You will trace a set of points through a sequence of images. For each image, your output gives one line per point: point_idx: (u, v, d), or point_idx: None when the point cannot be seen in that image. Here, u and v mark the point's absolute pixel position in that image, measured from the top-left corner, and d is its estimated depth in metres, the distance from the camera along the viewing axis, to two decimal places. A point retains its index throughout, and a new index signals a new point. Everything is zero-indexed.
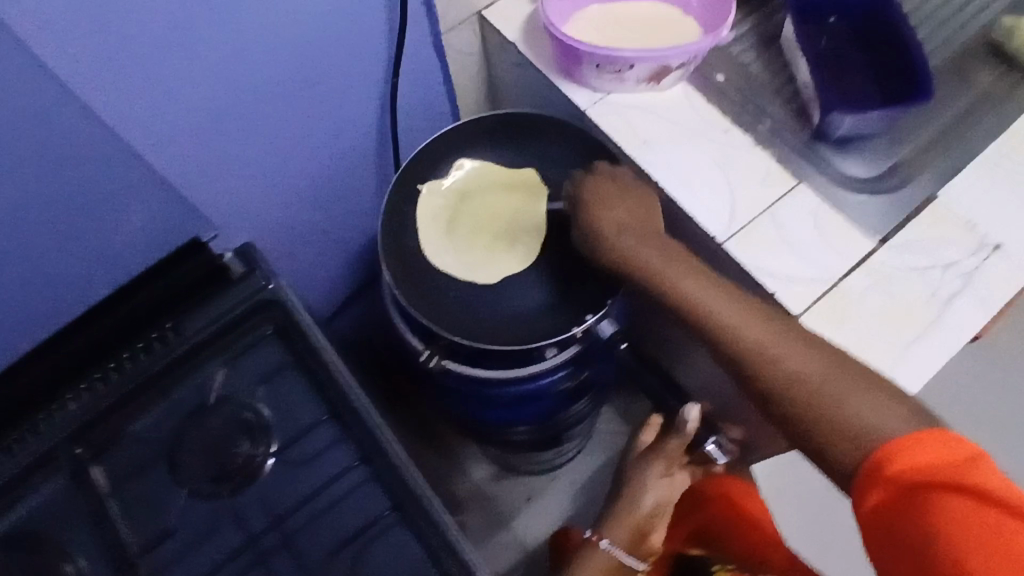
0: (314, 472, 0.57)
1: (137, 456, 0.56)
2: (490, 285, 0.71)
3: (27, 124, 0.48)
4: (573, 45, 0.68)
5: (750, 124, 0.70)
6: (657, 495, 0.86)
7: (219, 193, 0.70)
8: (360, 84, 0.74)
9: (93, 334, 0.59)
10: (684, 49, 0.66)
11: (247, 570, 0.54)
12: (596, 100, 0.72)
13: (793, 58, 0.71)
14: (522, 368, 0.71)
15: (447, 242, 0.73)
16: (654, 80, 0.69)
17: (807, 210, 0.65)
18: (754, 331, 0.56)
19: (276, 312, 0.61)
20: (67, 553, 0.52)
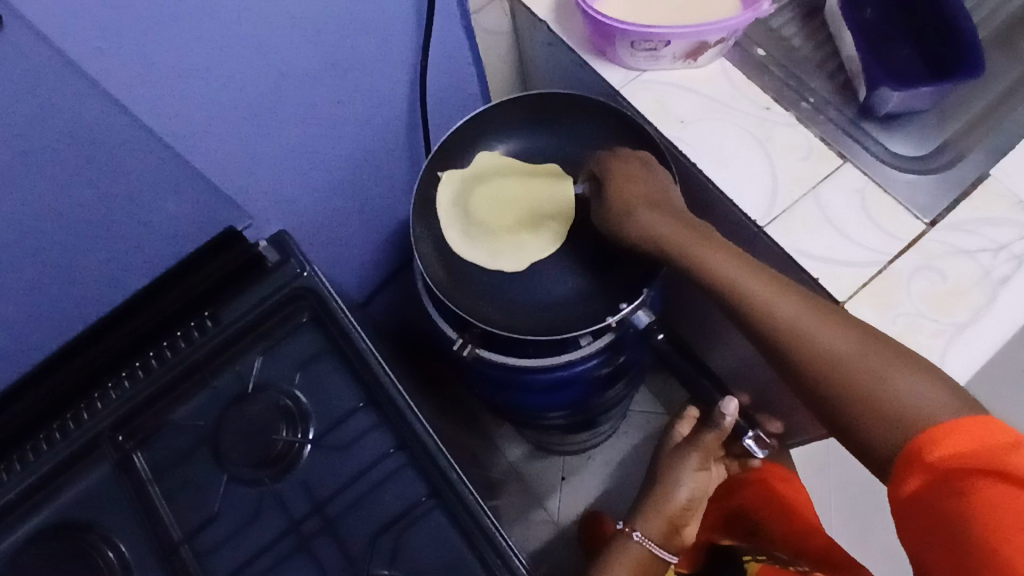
0: (353, 458, 0.62)
1: (181, 443, 0.63)
2: (518, 272, 0.79)
3: (68, 126, 0.53)
4: (608, 25, 0.71)
5: (793, 100, 0.73)
6: (692, 489, 0.80)
7: (260, 182, 0.76)
8: (386, 67, 0.78)
9: (138, 326, 0.67)
10: (721, 27, 0.69)
11: (291, 553, 0.60)
12: (630, 78, 0.77)
13: (839, 33, 0.76)
14: (555, 358, 0.76)
15: (473, 230, 0.80)
16: (690, 58, 0.73)
17: (852, 190, 0.68)
18: (800, 317, 0.57)
19: (309, 300, 0.66)
20: (110, 539, 0.60)
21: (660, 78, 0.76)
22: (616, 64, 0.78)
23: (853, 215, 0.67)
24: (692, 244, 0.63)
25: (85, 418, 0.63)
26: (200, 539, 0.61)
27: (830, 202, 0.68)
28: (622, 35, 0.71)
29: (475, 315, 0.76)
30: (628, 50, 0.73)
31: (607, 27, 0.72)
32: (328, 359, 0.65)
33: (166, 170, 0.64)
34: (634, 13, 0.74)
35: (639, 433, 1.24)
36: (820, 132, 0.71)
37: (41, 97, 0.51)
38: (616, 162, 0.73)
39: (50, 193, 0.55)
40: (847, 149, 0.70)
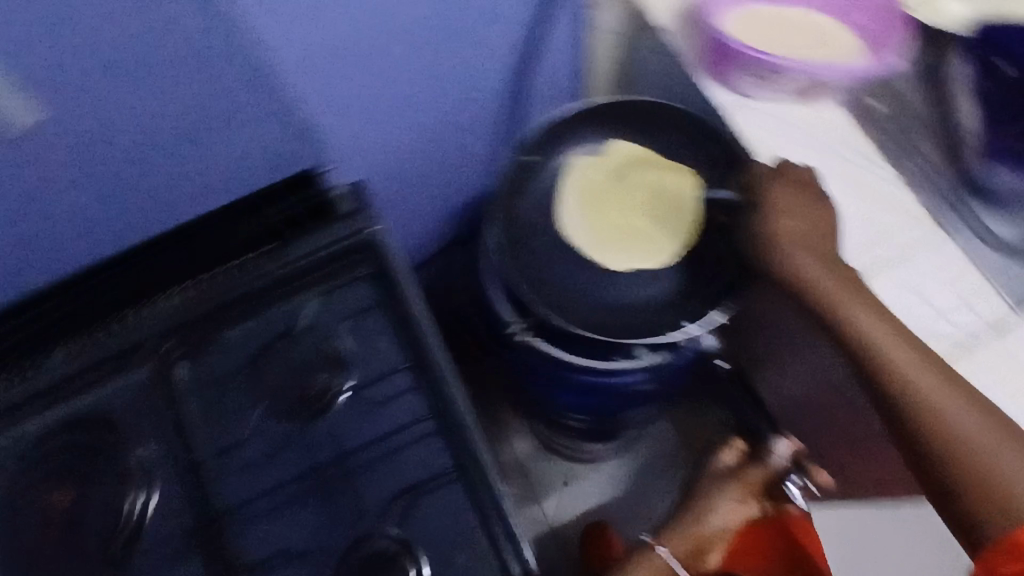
0: (385, 415, 0.63)
1: (224, 366, 0.65)
2: (602, 271, 0.78)
3: (171, 35, 0.54)
4: (737, 50, 0.77)
5: (899, 161, 0.76)
6: (725, 519, 0.98)
7: (347, 120, 0.77)
8: (479, 24, 0.78)
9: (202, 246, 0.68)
10: (839, 71, 0.77)
11: (309, 492, 0.61)
12: (742, 104, 0.80)
13: (960, 103, 0.77)
14: (602, 361, 0.77)
15: (583, 211, 0.81)
16: (802, 94, 0.78)
17: (943, 260, 0.71)
18: (940, 395, 0.62)
19: (373, 255, 0.66)
20: (138, 440, 0.63)
21: (769, 110, 0.79)
22: (728, 87, 0.81)
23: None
24: (848, 302, 0.65)
25: (136, 319, 0.64)
26: (225, 461, 0.62)
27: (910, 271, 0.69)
28: (743, 59, 0.77)
29: (539, 301, 0.76)
30: (746, 72, 0.78)
31: (730, 48, 0.77)
32: (377, 316, 0.66)
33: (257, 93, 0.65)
34: (756, 36, 0.79)
35: (651, 455, 1.23)
36: (924, 200, 0.74)
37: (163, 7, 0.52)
38: (773, 184, 0.72)
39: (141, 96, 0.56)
40: (947, 221, 0.73)
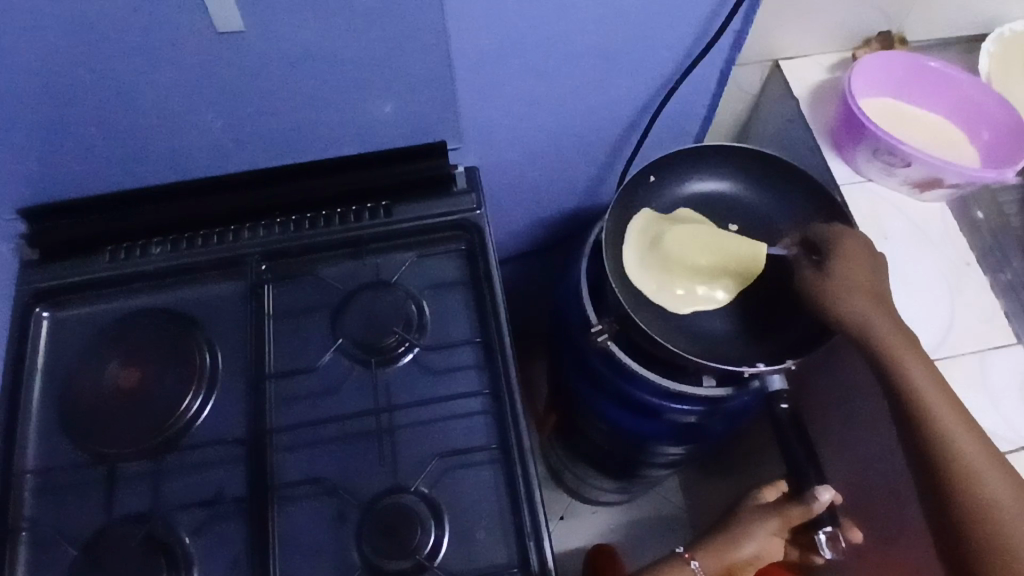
0: (445, 382, 0.65)
1: (310, 297, 0.68)
2: (677, 313, 0.72)
3: None
4: (862, 123, 0.72)
5: (993, 268, 0.74)
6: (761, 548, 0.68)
7: (482, 120, 0.74)
8: (639, 80, 0.73)
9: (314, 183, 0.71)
10: (961, 171, 0.70)
11: (353, 436, 0.63)
12: (855, 181, 0.78)
13: None
14: (671, 384, 0.70)
15: (648, 256, 0.73)
16: (918, 188, 0.75)
17: (1019, 371, 0.68)
18: (978, 460, 0.58)
19: (471, 234, 0.70)
20: (211, 344, 0.66)
21: (883, 193, 0.77)
22: (847, 162, 0.78)
23: (1010, 396, 0.66)
24: (905, 357, 0.61)
25: (245, 236, 0.69)
26: (286, 383, 0.65)
27: (992, 377, 0.67)
28: (868, 138, 0.73)
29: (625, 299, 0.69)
30: (868, 151, 0.74)
31: (859, 124, 0.73)
32: (460, 290, 0.69)
33: (404, 71, 0.63)
34: (885, 123, 0.77)
35: (652, 511, 1.23)
36: (1011, 307, 0.71)
37: None
38: (839, 233, 0.68)
39: (304, 39, 0.58)
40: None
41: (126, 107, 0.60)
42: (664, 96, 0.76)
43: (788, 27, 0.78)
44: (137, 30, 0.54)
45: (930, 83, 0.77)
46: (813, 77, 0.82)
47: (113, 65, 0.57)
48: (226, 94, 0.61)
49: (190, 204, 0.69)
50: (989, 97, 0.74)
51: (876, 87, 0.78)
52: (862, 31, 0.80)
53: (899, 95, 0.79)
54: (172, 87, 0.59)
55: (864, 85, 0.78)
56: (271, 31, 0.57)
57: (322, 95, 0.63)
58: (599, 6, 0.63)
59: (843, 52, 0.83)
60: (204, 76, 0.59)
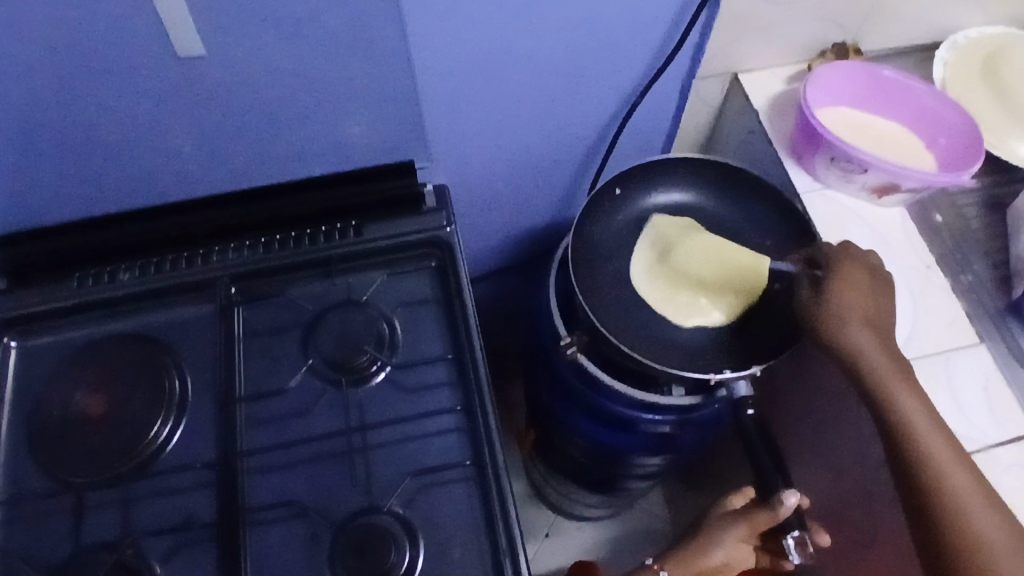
0: (417, 400, 0.64)
1: (279, 320, 0.68)
2: (674, 322, 0.73)
3: (313, 16, 0.56)
4: (819, 132, 0.74)
5: (953, 271, 0.75)
6: (731, 555, 0.74)
7: (447, 136, 0.74)
8: (604, 93, 0.74)
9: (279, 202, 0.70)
10: (918, 176, 0.71)
11: (326, 456, 0.62)
12: (815, 188, 0.79)
13: (1015, 229, 0.75)
14: (643, 395, 0.70)
15: (654, 267, 0.75)
16: (877, 194, 0.76)
17: (980, 369, 0.69)
18: (964, 490, 0.59)
19: (442, 250, 0.69)
20: (180, 370, 0.65)
21: (844, 200, 0.78)
22: (806, 171, 0.79)
23: (974, 395, 0.67)
24: (895, 386, 0.62)
25: (213, 259, 0.68)
26: (256, 406, 0.64)
27: (956, 376, 0.68)
28: (825, 146, 0.74)
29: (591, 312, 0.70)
30: (827, 160, 0.75)
31: (816, 133, 0.74)
32: (432, 308, 0.68)
33: (366, 92, 0.64)
34: (843, 132, 0.78)
35: (637, 526, 1.22)
36: (970, 308, 0.73)
37: None
38: (837, 255, 0.68)
39: (266, 61, 0.58)
40: (988, 332, 0.71)
41: (90, 133, 0.60)
42: (629, 108, 0.77)
43: (746, 41, 0.80)
44: (98, 55, 0.54)
45: (886, 93, 0.79)
46: (772, 90, 0.84)
47: (75, 90, 0.57)
48: (190, 118, 0.61)
49: (156, 227, 0.68)
50: (943, 103, 0.76)
51: (832, 97, 0.80)
52: (818, 43, 0.82)
53: (857, 105, 0.81)
54: (135, 111, 0.60)
55: (821, 95, 0.79)
56: (233, 54, 0.57)
57: (286, 116, 0.64)
58: (559, 21, 0.64)
59: (800, 64, 0.85)
60: (168, 100, 0.59)
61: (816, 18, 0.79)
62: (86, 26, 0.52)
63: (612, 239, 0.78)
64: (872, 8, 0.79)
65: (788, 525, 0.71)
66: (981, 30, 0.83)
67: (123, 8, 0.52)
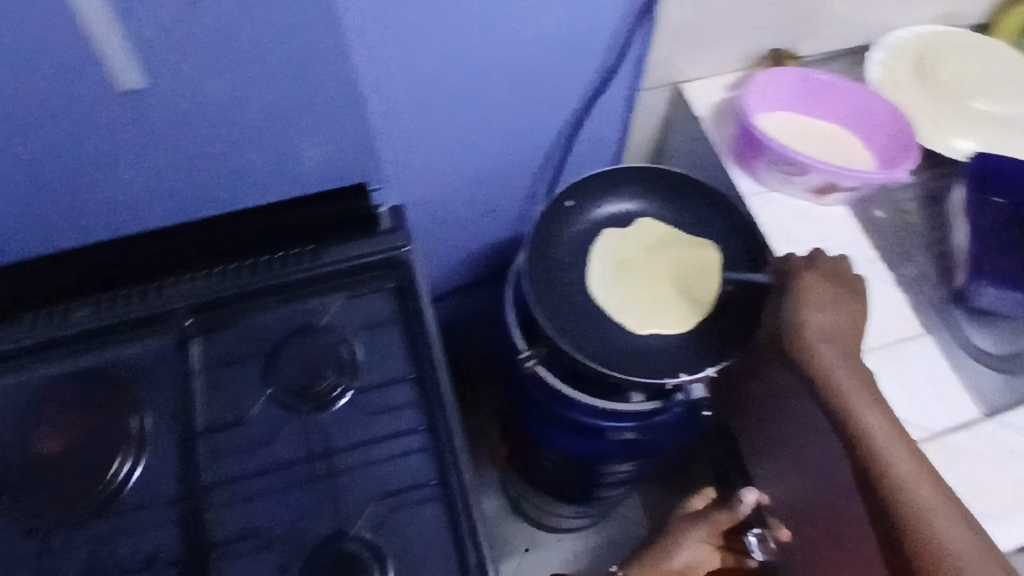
0: (382, 423, 0.64)
1: (238, 349, 0.67)
2: (632, 331, 0.74)
3: (255, 46, 0.56)
4: (759, 137, 0.76)
5: (895, 265, 0.77)
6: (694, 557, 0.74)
7: (397, 157, 0.75)
8: (552, 107, 0.76)
9: (233, 232, 0.69)
10: (856, 175, 0.73)
11: (292, 485, 0.61)
12: (758, 191, 0.80)
13: (953, 222, 0.77)
14: (603, 403, 0.71)
15: (611, 279, 0.77)
16: (818, 194, 0.77)
17: (926, 358, 0.71)
18: (920, 488, 0.59)
19: (400, 271, 0.70)
20: (139, 407, 0.64)
21: (787, 202, 0.79)
22: (748, 174, 0.81)
23: (922, 385, 0.70)
24: (848, 388, 0.64)
25: (167, 291, 0.67)
26: (217, 438, 0.63)
27: (904, 367, 0.71)
28: (766, 150, 0.76)
29: (547, 325, 0.71)
30: (768, 163, 0.77)
31: (757, 139, 0.76)
32: (392, 329, 0.68)
33: (313, 117, 0.64)
34: (783, 135, 0.80)
35: (617, 534, 1.22)
36: (913, 300, 0.75)
37: (256, 19, 0.54)
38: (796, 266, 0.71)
39: (210, 91, 0.58)
40: (933, 323, 0.73)
41: (33, 170, 0.59)
42: (577, 122, 0.79)
43: (685, 51, 0.82)
44: (37, 92, 0.54)
45: (822, 96, 0.82)
46: (714, 97, 0.86)
47: (15, 128, 0.56)
48: (135, 152, 0.61)
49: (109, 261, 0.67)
50: (877, 102, 0.79)
51: (770, 103, 0.82)
52: (756, 50, 0.85)
53: (795, 109, 0.83)
54: (79, 146, 0.59)
55: (759, 101, 0.81)
56: (175, 87, 0.57)
57: (233, 146, 0.64)
58: (502, 38, 0.65)
59: (741, 72, 0.87)
60: (110, 135, 0.59)
61: (752, 27, 0.81)
62: (23, 63, 0.52)
63: (568, 251, 0.79)
64: (805, 15, 0.82)
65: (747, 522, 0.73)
66: (909, 31, 0.87)
67: (59, 45, 0.51)
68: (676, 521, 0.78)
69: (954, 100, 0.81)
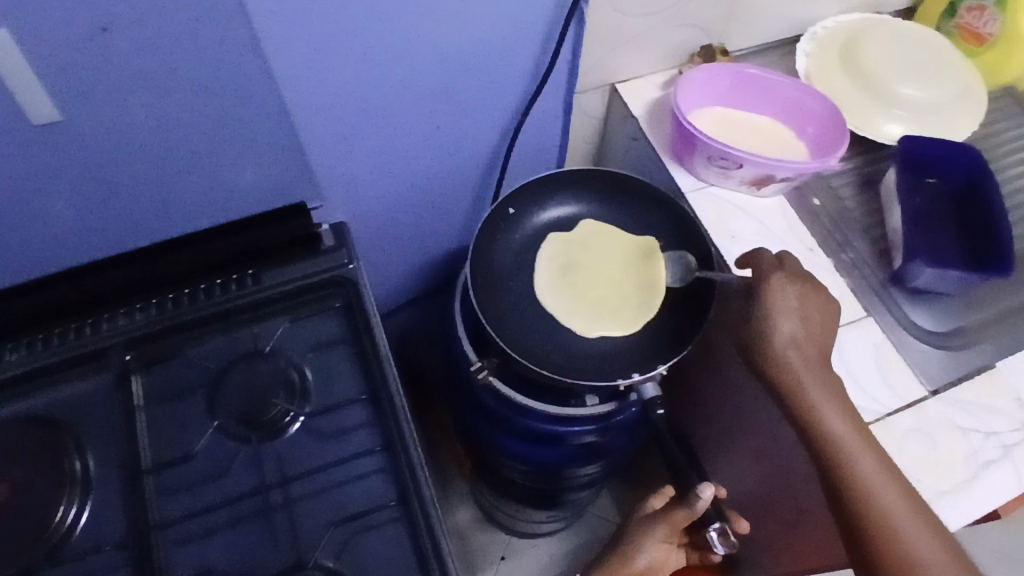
0: (337, 446, 0.63)
1: (181, 380, 0.64)
2: (582, 335, 0.74)
3: (175, 71, 0.54)
4: (693, 134, 0.76)
5: (835, 250, 0.78)
6: (653, 557, 0.75)
7: (334, 173, 0.73)
8: (489, 113, 0.76)
9: (170, 261, 0.67)
10: (790, 165, 0.74)
11: (248, 517, 0.59)
12: (698, 187, 0.81)
13: (888, 205, 0.79)
14: (558, 408, 0.72)
15: (558, 284, 0.77)
16: (755, 185, 0.79)
17: (870, 341, 0.73)
18: (882, 489, 0.61)
19: (346, 288, 0.68)
20: (80, 449, 0.61)
21: (725, 196, 0.81)
22: (688, 171, 0.82)
23: (865, 366, 0.71)
24: (812, 389, 0.66)
25: (103, 327, 0.65)
26: (164, 475, 0.61)
27: (848, 351, 0.72)
28: (702, 147, 0.77)
29: (498, 337, 0.70)
30: (704, 160, 0.78)
31: (691, 135, 0.77)
32: (341, 348, 0.67)
33: (243, 139, 0.62)
34: (718, 130, 0.81)
35: (589, 534, 1.22)
36: (853, 285, 0.76)
37: (174, 45, 0.52)
38: (766, 269, 0.70)
39: (131, 119, 0.56)
40: (873, 305, 0.75)
41: None
42: (515, 128, 0.79)
43: (618, 52, 0.82)
44: None
45: (752, 90, 0.83)
46: (649, 96, 0.87)
47: None
48: (56, 186, 0.58)
49: (37, 300, 0.64)
50: (806, 93, 0.80)
51: (703, 100, 0.84)
52: (687, 47, 0.86)
53: (728, 104, 0.84)
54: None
55: (692, 98, 0.82)
56: (93, 117, 0.55)
57: (161, 174, 0.62)
58: (432, 47, 0.65)
59: (673, 69, 0.89)
60: (29, 171, 0.56)
61: (681, 25, 0.82)
62: None
63: (515, 257, 0.79)
64: (730, 11, 0.83)
65: (709, 518, 0.72)
66: (832, 21, 0.89)
67: None
68: (636, 522, 0.78)
69: (883, 89, 0.82)
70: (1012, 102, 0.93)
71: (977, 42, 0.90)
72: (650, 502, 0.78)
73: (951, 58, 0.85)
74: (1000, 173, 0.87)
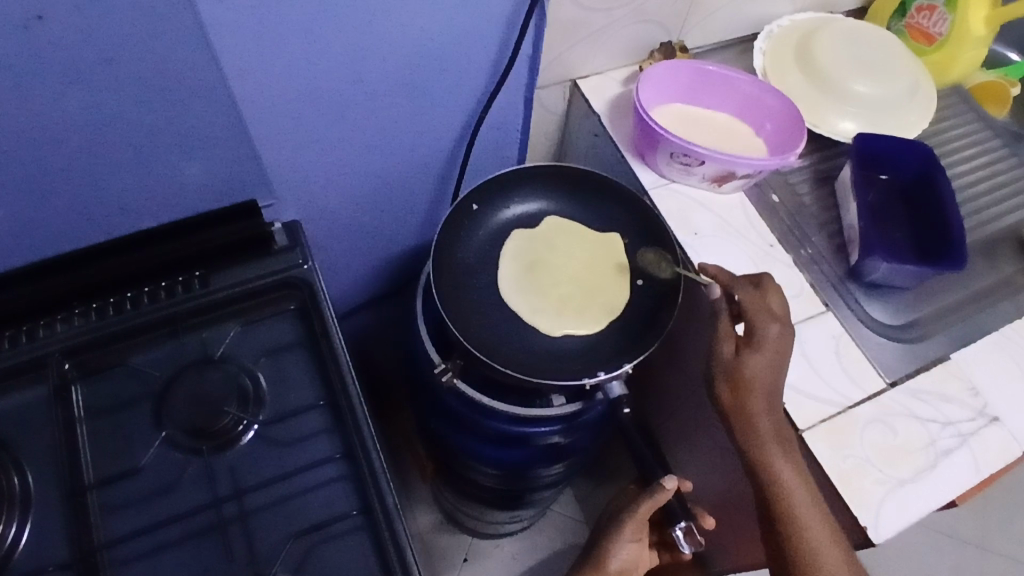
0: (294, 455, 0.60)
1: (127, 390, 0.61)
2: (548, 333, 0.73)
3: (117, 65, 0.51)
4: (655, 131, 0.77)
5: (794, 245, 0.79)
6: (625, 559, 0.75)
7: (289, 169, 0.71)
8: (449, 106, 0.74)
9: (113, 264, 0.63)
10: (750, 162, 0.75)
11: (203, 532, 0.56)
12: (660, 184, 0.82)
13: (844, 200, 0.81)
14: (524, 409, 0.71)
15: (523, 281, 0.76)
16: (717, 182, 0.79)
17: (830, 334, 0.74)
18: (803, 510, 0.64)
19: (300, 291, 0.66)
20: (19, 466, 0.57)
21: (686, 192, 0.81)
22: (650, 168, 0.82)
23: (826, 359, 0.73)
24: (758, 403, 0.66)
25: (39, 335, 0.60)
26: (110, 491, 0.57)
27: (809, 345, 0.73)
28: (663, 143, 0.77)
29: (464, 338, 0.70)
30: (666, 156, 0.78)
31: (652, 131, 0.77)
32: (297, 352, 0.64)
33: (190, 134, 0.59)
34: (679, 127, 0.82)
35: (554, 533, 1.22)
36: (812, 280, 0.78)
37: (115, 36, 0.49)
38: (759, 316, 0.68)
39: (70, 114, 0.53)
40: (832, 299, 0.77)
41: None
42: (476, 122, 0.77)
43: (579, 48, 0.82)
44: None
45: (712, 87, 0.84)
46: (610, 93, 0.87)
47: None
48: None
49: None
50: (764, 91, 0.82)
51: (664, 96, 0.84)
52: (647, 44, 0.86)
53: (688, 101, 0.85)
54: None
55: (654, 95, 0.83)
56: (28, 114, 0.51)
57: (104, 172, 0.58)
58: (389, 41, 0.63)
59: (633, 66, 0.89)
60: None
61: (640, 21, 0.82)
62: None
63: (479, 255, 0.77)
64: (688, 9, 0.84)
65: (674, 516, 0.73)
66: (787, 20, 0.91)
67: None
68: (603, 523, 0.79)
69: (837, 87, 0.84)
70: (958, 100, 0.96)
71: (925, 41, 0.94)
72: (617, 502, 0.79)
73: (901, 57, 0.87)
74: (949, 169, 0.90)
